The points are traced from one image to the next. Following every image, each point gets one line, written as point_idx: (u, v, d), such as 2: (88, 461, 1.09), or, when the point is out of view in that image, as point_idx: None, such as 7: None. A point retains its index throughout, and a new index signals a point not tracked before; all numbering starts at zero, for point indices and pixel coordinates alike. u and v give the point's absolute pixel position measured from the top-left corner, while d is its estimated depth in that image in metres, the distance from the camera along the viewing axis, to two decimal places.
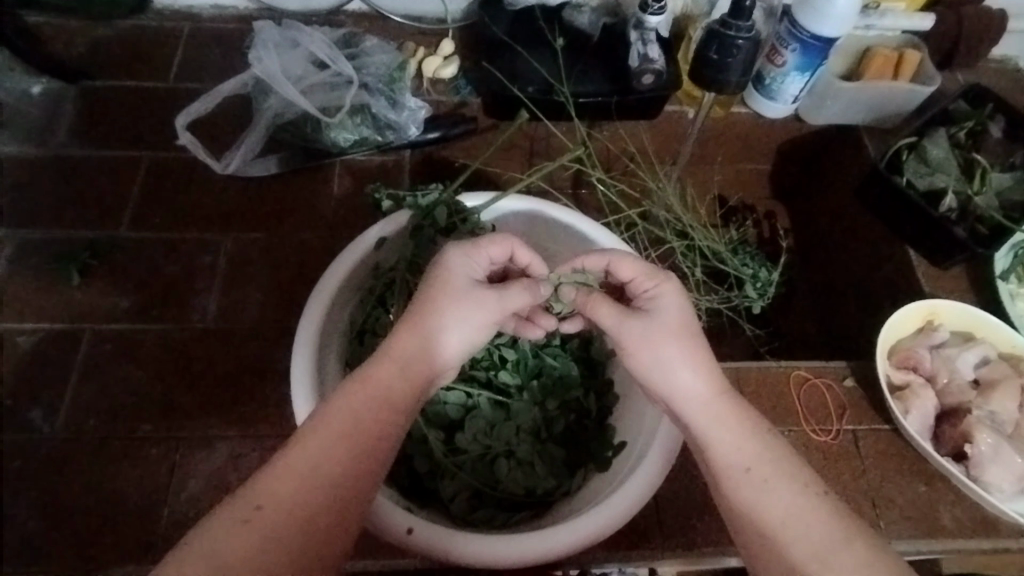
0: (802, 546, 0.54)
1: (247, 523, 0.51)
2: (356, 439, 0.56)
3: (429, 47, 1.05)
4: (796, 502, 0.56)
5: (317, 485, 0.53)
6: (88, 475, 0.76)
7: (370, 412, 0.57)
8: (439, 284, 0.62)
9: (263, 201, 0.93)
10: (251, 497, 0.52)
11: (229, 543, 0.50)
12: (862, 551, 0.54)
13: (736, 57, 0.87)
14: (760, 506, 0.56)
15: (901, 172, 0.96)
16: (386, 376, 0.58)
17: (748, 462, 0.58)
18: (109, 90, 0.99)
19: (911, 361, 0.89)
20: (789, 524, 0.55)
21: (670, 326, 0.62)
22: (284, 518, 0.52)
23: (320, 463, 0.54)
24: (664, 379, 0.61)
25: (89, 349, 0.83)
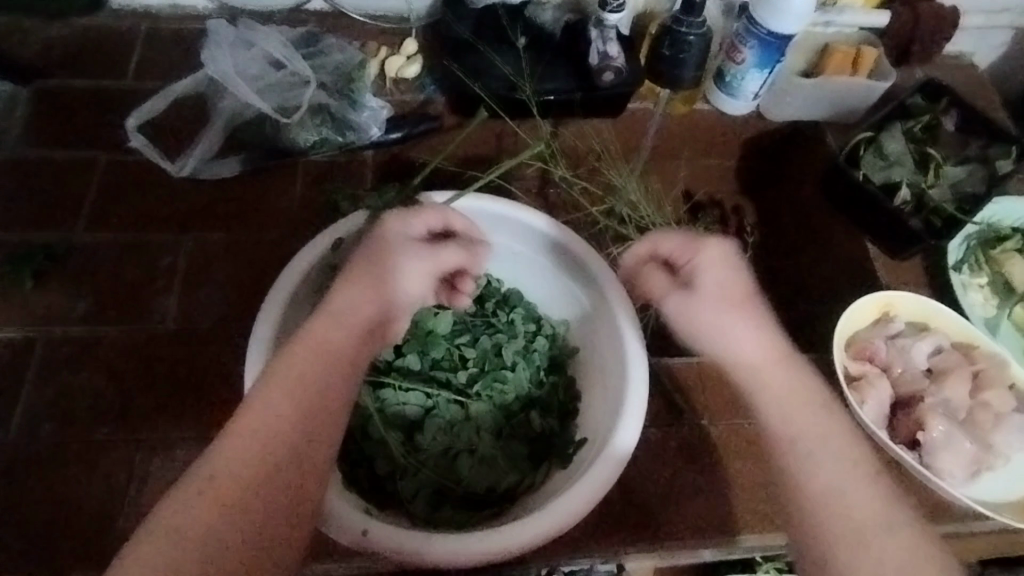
0: (839, 519, 0.61)
1: (197, 494, 0.54)
2: (302, 404, 0.60)
3: (392, 46, 1.04)
4: (844, 479, 0.63)
5: (263, 452, 0.57)
6: (45, 482, 0.77)
7: (312, 364, 0.62)
8: (381, 243, 0.70)
9: (222, 201, 0.92)
10: (206, 466, 0.56)
11: (183, 515, 0.53)
12: (906, 532, 0.60)
13: (689, 52, 0.88)
14: (805, 480, 0.64)
15: (859, 166, 1.00)
16: (330, 333, 0.64)
17: (795, 433, 0.66)
18: (64, 90, 0.97)
19: (868, 351, 0.93)
20: (831, 492, 0.62)
21: (707, 292, 0.72)
22: (236, 484, 0.55)
23: (267, 427, 0.58)
24: (733, 348, 0.71)
25: (44, 354, 0.83)
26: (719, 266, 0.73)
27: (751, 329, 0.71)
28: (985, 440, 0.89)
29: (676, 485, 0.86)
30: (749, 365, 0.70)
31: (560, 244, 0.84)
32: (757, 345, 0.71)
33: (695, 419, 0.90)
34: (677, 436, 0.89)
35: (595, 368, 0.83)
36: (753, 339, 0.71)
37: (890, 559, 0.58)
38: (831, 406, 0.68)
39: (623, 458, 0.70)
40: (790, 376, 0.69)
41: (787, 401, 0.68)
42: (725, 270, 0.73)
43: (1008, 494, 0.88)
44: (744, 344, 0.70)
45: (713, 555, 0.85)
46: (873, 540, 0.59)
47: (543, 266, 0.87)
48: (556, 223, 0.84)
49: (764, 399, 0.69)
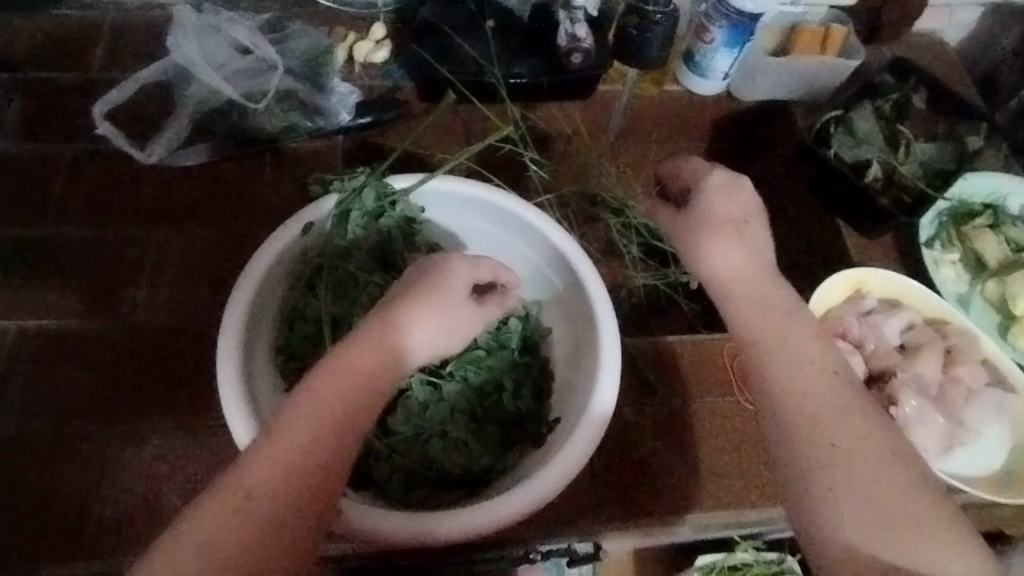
0: (800, 408, 0.58)
1: (233, 514, 0.51)
2: (337, 437, 0.56)
3: (360, 31, 1.03)
4: (817, 382, 0.59)
5: (294, 483, 0.53)
6: (16, 477, 0.76)
7: (354, 400, 0.58)
8: (437, 281, 0.66)
9: (188, 190, 0.91)
10: (239, 483, 0.52)
11: (213, 527, 0.50)
12: (858, 425, 0.57)
13: (656, 31, 0.94)
14: (772, 371, 0.60)
15: (830, 145, 1.00)
16: (375, 352, 0.60)
17: (769, 328, 0.62)
18: (28, 82, 0.95)
19: (840, 328, 0.92)
20: (798, 385, 0.59)
21: (701, 211, 0.69)
22: (265, 511, 0.52)
23: (305, 456, 0.54)
24: (711, 238, 0.67)
25: (12, 349, 0.82)
26: (723, 194, 0.69)
27: (744, 246, 0.67)
28: (957, 414, 0.89)
29: (650, 464, 0.86)
30: (726, 276, 0.66)
31: (529, 225, 0.83)
32: (744, 263, 0.66)
33: (667, 399, 0.90)
34: (652, 416, 0.89)
35: (566, 349, 0.84)
36: (741, 256, 0.66)
37: (844, 452, 0.55)
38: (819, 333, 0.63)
39: (595, 435, 0.70)
40: (774, 293, 0.65)
41: (769, 308, 0.64)
42: (725, 192, 0.69)
43: (981, 468, 0.88)
44: (732, 261, 0.66)
45: (690, 532, 0.85)
46: (830, 428, 0.57)
47: (516, 248, 0.87)
48: (526, 205, 0.83)
49: (743, 313, 0.64)
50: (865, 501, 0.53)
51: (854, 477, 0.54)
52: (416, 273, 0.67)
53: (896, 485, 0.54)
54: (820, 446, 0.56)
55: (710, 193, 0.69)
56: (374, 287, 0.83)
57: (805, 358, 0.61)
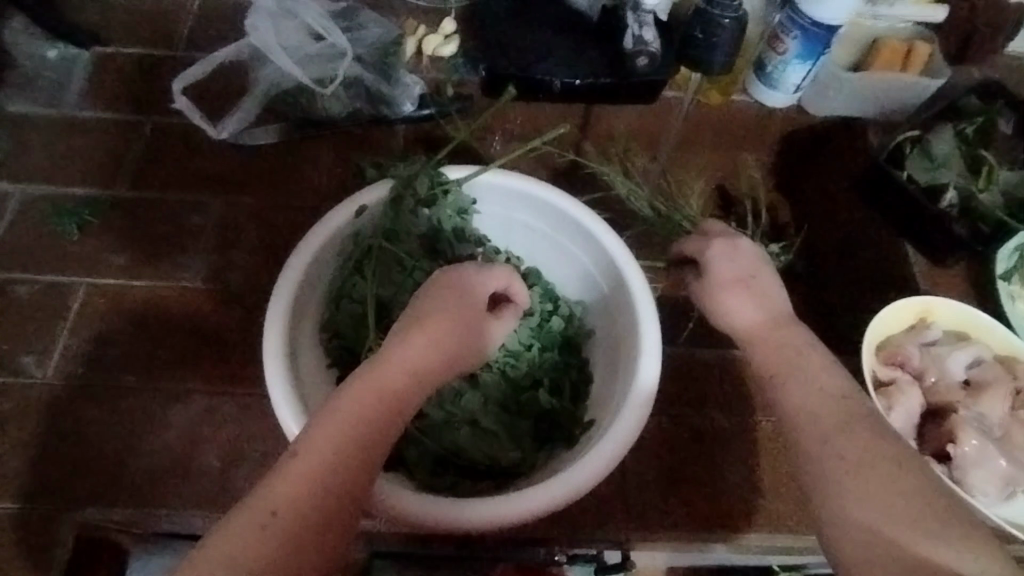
0: (808, 430, 0.60)
1: (260, 529, 0.51)
2: (358, 446, 0.56)
3: (430, 26, 1.06)
4: (814, 402, 0.61)
5: (322, 496, 0.54)
6: (74, 423, 0.80)
7: (376, 411, 0.58)
8: (454, 296, 0.68)
9: (255, 166, 0.95)
10: (265, 500, 0.53)
11: (238, 547, 0.50)
12: (861, 435, 0.58)
13: (721, 38, 0.85)
14: (785, 402, 0.62)
15: (902, 167, 0.97)
16: (399, 377, 0.61)
17: (773, 366, 0.65)
18: (120, 55, 1.01)
19: (899, 357, 0.88)
20: (800, 406, 0.61)
21: (716, 273, 0.72)
22: (295, 524, 0.52)
23: (329, 468, 0.55)
24: (722, 292, 0.71)
25: (81, 303, 0.86)
26: (732, 251, 0.73)
27: (753, 299, 0.70)
28: (1022, 459, 0.83)
29: (684, 475, 0.84)
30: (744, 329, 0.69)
31: (578, 224, 0.82)
32: (758, 313, 0.69)
33: (705, 412, 0.88)
34: (689, 427, 0.87)
35: (607, 353, 0.83)
36: (746, 306, 0.70)
37: (853, 458, 0.56)
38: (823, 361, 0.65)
39: (625, 442, 0.69)
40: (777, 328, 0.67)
41: (779, 342, 0.67)
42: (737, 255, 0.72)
43: None
44: (751, 311, 0.69)
45: (726, 552, 0.83)
46: (835, 444, 0.57)
47: (569, 249, 0.86)
48: (582, 207, 0.82)
49: (759, 354, 0.67)
50: (873, 497, 0.54)
51: (860, 481, 0.55)
52: (429, 287, 0.69)
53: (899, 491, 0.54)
54: (828, 461, 0.57)
55: (712, 255, 0.73)
56: (420, 273, 0.82)
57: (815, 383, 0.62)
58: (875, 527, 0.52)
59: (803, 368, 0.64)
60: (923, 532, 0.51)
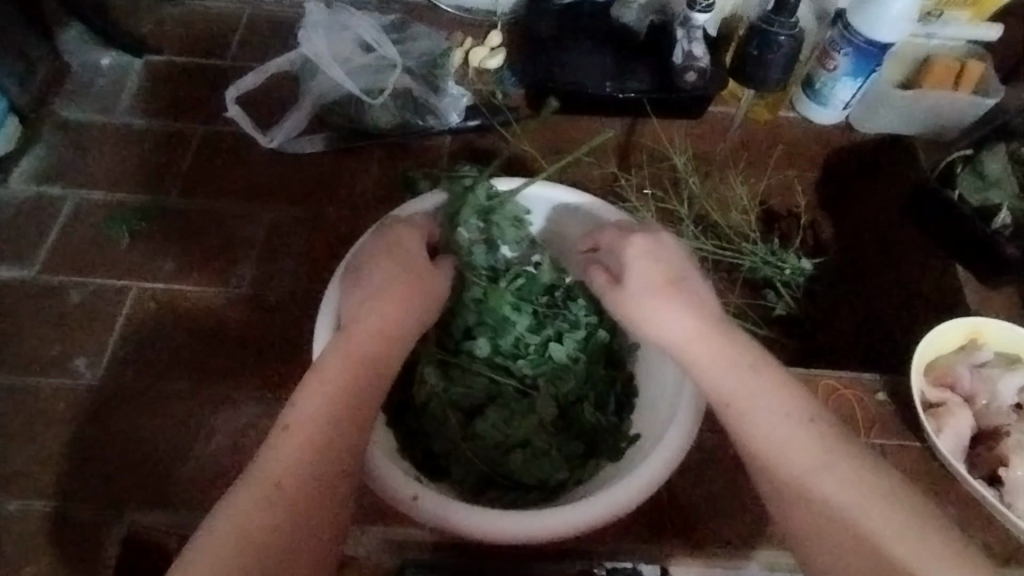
0: (785, 468, 0.57)
1: (267, 499, 0.54)
2: (341, 405, 0.59)
3: (476, 38, 1.06)
4: (783, 431, 0.58)
5: (319, 457, 0.57)
6: (123, 426, 0.81)
7: (354, 372, 0.61)
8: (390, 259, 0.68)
9: (303, 174, 0.95)
10: (266, 471, 0.55)
11: (249, 519, 0.53)
12: (845, 470, 0.56)
13: (776, 55, 0.82)
14: (751, 439, 0.59)
15: (954, 186, 0.97)
16: (370, 339, 0.63)
17: (729, 398, 0.61)
18: (172, 64, 1.02)
19: (949, 378, 0.88)
20: (769, 446, 0.58)
21: (633, 282, 0.67)
22: (301, 487, 0.55)
23: (320, 432, 0.58)
24: (648, 313, 0.66)
25: (135, 307, 0.87)
26: (648, 250, 0.68)
27: (685, 309, 0.64)
28: None
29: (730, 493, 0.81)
30: (681, 346, 0.64)
31: None
32: (694, 319, 0.64)
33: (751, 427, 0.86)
34: None
35: (653, 367, 0.82)
36: (681, 320, 0.64)
37: (836, 498, 0.55)
38: (783, 386, 0.61)
39: (665, 466, 0.69)
40: (711, 347, 0.63)
41: (714, 363, 0.63)
42: (645, 249, 0.68)
43: None
44: (682, 321, 0.64)
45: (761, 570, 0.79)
46: (819, 487, 0.56)
47: None
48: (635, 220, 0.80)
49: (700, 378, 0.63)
50: (853, 500, 0.54)
51: (853, 518, 0.54)
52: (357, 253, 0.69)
53: (883, 527, 0.53)
54: (813, 506, 0.55)
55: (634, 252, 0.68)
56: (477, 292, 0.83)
57: (779, 412, 0.59)
58: (867, 534, 0.53)
59: (744, 387, 0.61)
60: (909, 539, 0.52)
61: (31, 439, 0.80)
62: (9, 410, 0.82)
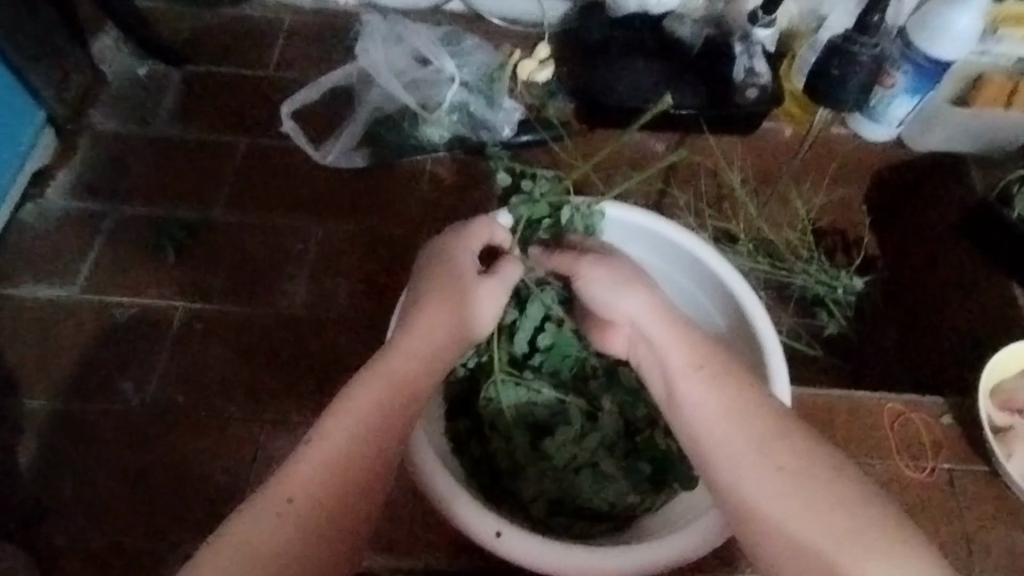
0: (719, 448, 0.53)
1: (275, 517, 0.48)
2: (373, 428, 0.52)
3: (525, 50, 1.04)
4: (726, 407, 0.54)
5: (342, 483, 0.50)
6: (173, 453, 0.77)
7: (391, 399, 0.54)
8: (445, 271, 0.62)
9: (352, 189, 0.92)
10: (283, 488, 0.49)
11: (260, 538, 0.47)
12: (793, 449, 0.51)
13: (857, 74, 0.86)
14: (691, 414, 0.55)
15: (1011, 207, 0.94)
16: (408, 366, 0.56)
17: (694, 362, 0.57)
18: (213, 74, 0.99)
19: (1015, 403, 0.83)
20: (704, 418, 0.55)
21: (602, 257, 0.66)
22: (318, 511, 0.49)
23: (345, 456, 0.51)
24: (602, 296, 0.64)
25: (182, 327, 0.84)
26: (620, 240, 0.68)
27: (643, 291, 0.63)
28: None
29: None
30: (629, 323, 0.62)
31: (717, 279, 0.69)
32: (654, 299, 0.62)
33: None
34: None
35: None
36: (632, 298, 0.62)
37: (771, 476, 0.50)
38: (741, 370, 0.56)
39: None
40: (654, 323, 0.60)
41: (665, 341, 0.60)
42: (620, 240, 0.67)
43: None
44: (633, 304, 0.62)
45: None
46: (754, 466, 0.51)
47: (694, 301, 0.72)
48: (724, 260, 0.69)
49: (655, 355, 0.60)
50: (786, 485, 0.50)
51: (785, 503, 0.49)
52: (417, 265, 0.64)
53: (811, 514, 0.48)
54: (747, 482, 0.51)
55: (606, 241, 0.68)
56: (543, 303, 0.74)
57: (734, 390, 0.55)
58: (781, 522, 0.49)
59: (690, 359, 0.58)
60: (843, 536, 0.47)
61: (79, 468, 0.77)
62: (56, 436, 0.78)
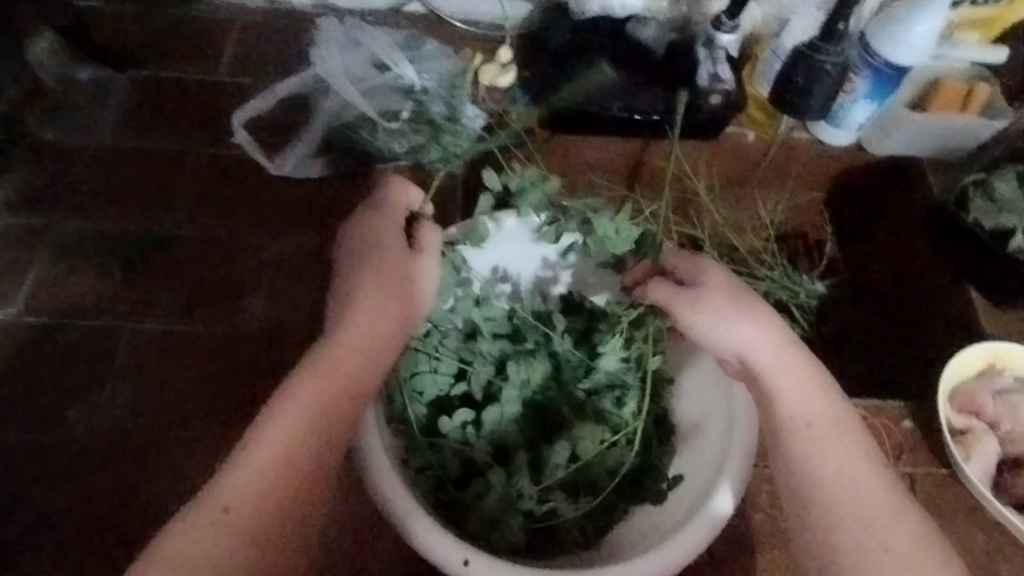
0: (840, 507, 0.55)
1: (212, 525, 0.48)
2: (309, 428, 0.52)
3: (486, 53, 1.02)
4: (845, 466, 0.56)
5: (276, 485, 0.50)
6: (124, 481, 0.73)
7: (327, 398, 0.53)
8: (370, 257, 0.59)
9: (310, 200, 0.89)
10: (218, 493, 0.50)
11: (192, 547, 0.48)
12: (909, 526, 0.54)
13: (821, 85, 0.86)
14: (810, 464, 0.56)
15: (967, 209, 0.94)
16: (347, 361, 0.55)
17: (810, 416, 0.58)
18: (159, 79, 0.95)
19: (974, 405, 0.82)
20: (827, 474, 0.56)
21: (716, 285, 0.61)
22: (252, 514, 0.49)
23: (280, 458, 0.51)
24: (718, 332, 0.60)
25: (134, 349, 0.80)
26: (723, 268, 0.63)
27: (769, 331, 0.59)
28: None
29: None
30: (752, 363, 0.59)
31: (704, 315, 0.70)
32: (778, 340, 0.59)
33: None
34: None
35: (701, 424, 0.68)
36: (759, 340, 0.59)
37: (895, 549, 0.53)
38: (855, 432, 0.58)
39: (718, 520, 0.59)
40: (787, 368, 0.58)
41: (793, 388, 0.58)
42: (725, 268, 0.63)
43: None
44: (754, 343, 0.59)
45: None
46: (878, 533, 0.53)
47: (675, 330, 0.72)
48: None
49: (775, 398, 0.59)
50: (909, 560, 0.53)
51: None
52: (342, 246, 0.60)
53: None
54: (870, 549, 0.53)
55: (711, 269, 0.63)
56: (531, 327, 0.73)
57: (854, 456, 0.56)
58: None
59: (808, 412, 0.58)
60: None
61: (25, 501, 0.73)
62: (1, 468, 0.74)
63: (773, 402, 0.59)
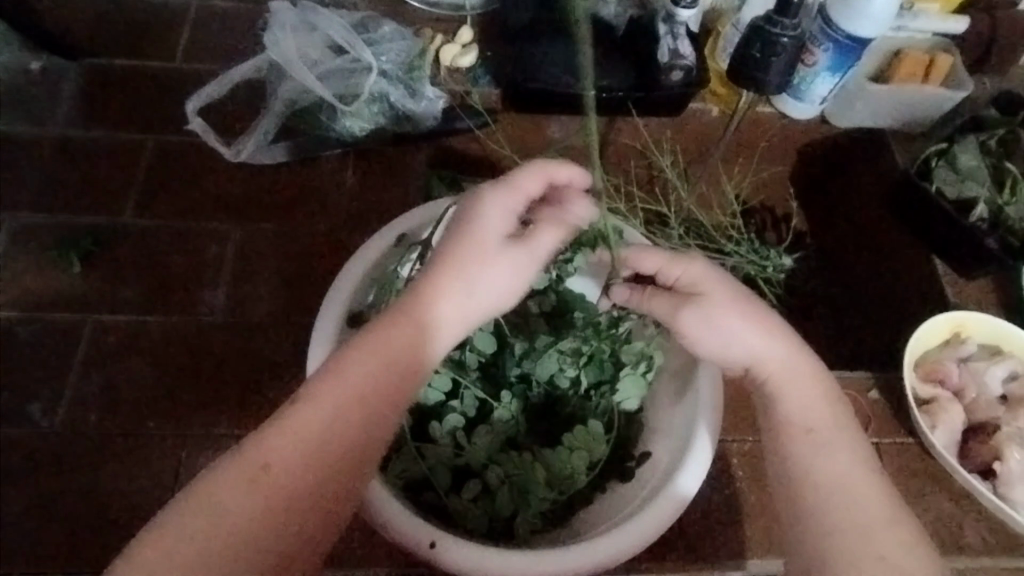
0: (842, 513, 0.55)
1: (247, 484, 0.50)
2: (353, 410, 0.53)
3: (447, 34, 1.01)
4: (850, 472, 0.56)
5: (310, 466, 0.51)
6: (87, 475, 0.72)
7: (378, 386, 0.54)
8: (467, 240, 0.58)
9: (271, 186, 0.88)
10: (251, 458, 0.51)
11: (221, 509, 0.49)
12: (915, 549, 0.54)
13: (780, 56, 0.84)
14: (812, 468, 0.57)
15: (930, 180, 0.94)
16: (401, 350, 0.55)
17: (815, 423, 0.58)
18: (114, 69, 0.93)
19: (938, 374, 0.83)
20: (832, 477, 0.56)
21: (716, 294, 0.61)
22: (291, 484, 0.50)
23: (320, 441, 0.52)
24: (717, 341, 0.60)
25: (93, 341, 0.79)
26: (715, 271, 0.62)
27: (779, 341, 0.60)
28: None
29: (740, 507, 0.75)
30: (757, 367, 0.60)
31: None
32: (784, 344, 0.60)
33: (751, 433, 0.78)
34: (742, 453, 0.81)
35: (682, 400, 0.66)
36: (766, 343, 0.60)
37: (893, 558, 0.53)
38: (860, 443, 0.58)
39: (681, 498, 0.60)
40: (796, 374, 0.59)
41: (799, 394, 0.59)
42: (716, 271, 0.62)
43: None
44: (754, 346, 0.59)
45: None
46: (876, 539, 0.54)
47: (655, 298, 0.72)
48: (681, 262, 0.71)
49: (780, 404, 0.59)
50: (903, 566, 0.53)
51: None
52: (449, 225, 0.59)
53: None
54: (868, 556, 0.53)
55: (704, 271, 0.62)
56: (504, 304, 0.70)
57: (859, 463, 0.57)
58: None
59: (815, 418, 0.58)
60: None
61: None
62: None
63: (776, 403, 0.60)
